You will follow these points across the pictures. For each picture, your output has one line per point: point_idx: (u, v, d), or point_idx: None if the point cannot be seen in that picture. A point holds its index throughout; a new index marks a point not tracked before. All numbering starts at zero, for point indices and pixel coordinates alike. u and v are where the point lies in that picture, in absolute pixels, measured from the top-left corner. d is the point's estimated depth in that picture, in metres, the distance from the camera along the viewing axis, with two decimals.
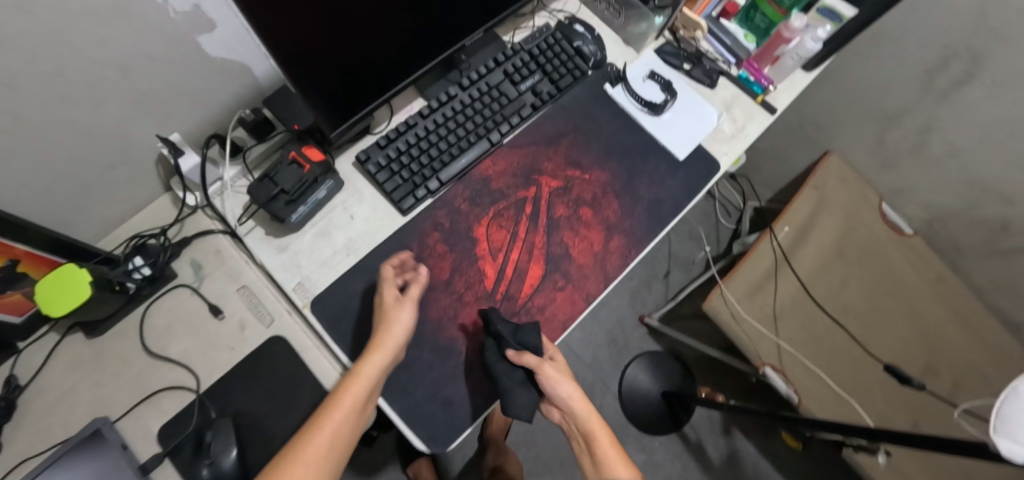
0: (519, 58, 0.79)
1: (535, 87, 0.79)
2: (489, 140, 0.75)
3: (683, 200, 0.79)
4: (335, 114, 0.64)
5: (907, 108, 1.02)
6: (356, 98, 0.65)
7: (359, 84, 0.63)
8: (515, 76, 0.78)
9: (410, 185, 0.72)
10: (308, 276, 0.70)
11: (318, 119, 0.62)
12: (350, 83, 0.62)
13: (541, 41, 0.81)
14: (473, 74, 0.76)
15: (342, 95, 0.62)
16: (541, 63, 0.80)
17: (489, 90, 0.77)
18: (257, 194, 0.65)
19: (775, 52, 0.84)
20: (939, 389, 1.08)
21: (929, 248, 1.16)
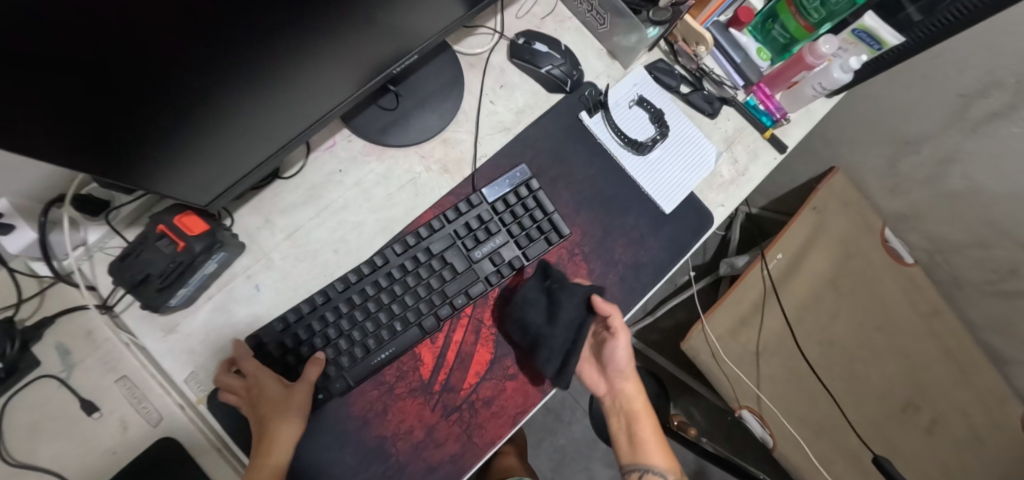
0: (478, 214, 0.61)
1: (494, 256, 0.61)
2: (420, 327, 0.59)
3: (665, 262, 0.66)
4: (197, 177, 0.49)
5: (931, 135, 0.88)
6: (225, 155, 0.49)
7: (225, 142, 0.48)
8: (469, 240, 0.60)
9: (310, 388, 0.56)
10: (203, 364, 0.57)
11: (180, 187, 0.48)
12: (210, 144, 0.46)
13: (511, 193, 0.62)
14: (412, 237, 0.59)
15: (201, 157, 0.47)
16: (505, 222, 0.61)
17: (429, 258, 0.59)
18: (118, 279, 0.51)
19: (793, 77, 0.68)
20: (918, 426, 1.01)
21: (927, 280, 1.06)
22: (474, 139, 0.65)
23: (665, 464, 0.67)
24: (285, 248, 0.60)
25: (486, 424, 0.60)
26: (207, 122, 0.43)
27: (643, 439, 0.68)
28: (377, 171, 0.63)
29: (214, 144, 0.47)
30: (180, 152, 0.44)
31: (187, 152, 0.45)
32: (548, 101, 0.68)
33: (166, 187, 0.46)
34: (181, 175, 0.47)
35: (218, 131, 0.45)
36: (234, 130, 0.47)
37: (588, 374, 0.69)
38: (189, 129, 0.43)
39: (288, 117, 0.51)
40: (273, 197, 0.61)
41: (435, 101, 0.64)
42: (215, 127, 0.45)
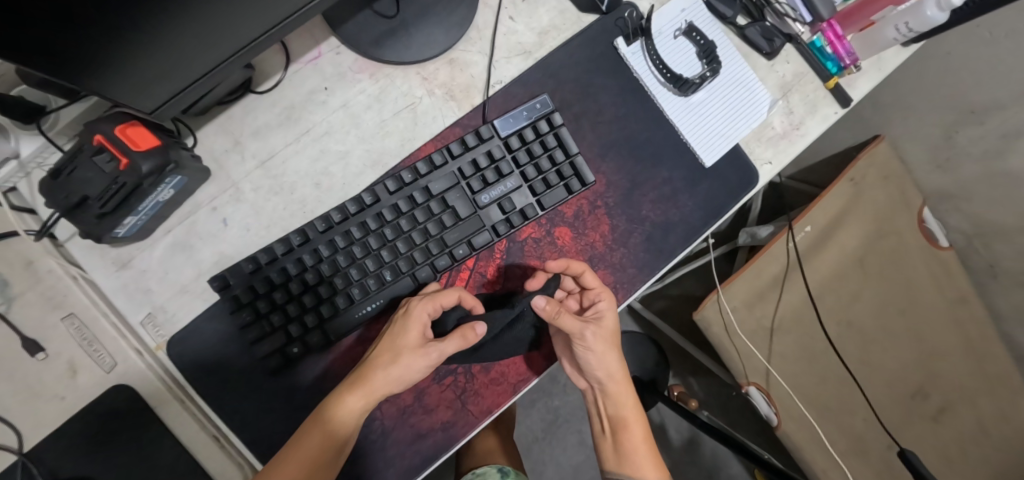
0: (487, 152, 0.51)
1: (504, 203, 0.51)
2: (412, 277, 0.50)
3: (697, 224, 0.57)
4: (143, 76, 0.39)
5: (1001, 104, 0.76)
6: (180, 49, 0.39)
7: (182, 40, 0.38)
8: (476, 181, 0.51)
9: (281, 335, 0.49)
10: (163, 305, 0.50)
11: (133, 90, 0.39)
12: (158, 38, 0.37)
13: (528, 127, 0.52)
14: (407, 173, 0.50)
15: (144, 49, 0.37)
16: (518, 162, 0.52)
17: (427, 200, 0.50)
18: (51, 201, 0.42)
19: (872, 16, 0.58)
20: (926, 414, 0.96)
21: (959, 265, 0.98)
22: (487, 61, 0.54)
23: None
24: (256, 178, 0.51)
25: (484, 391, 0.54)
26: (157, 12, 0.34)
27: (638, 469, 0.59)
28: (369, 92, 0.53)
29: (162, 33, 0.36)
30: (118, 45, 0.35)
31: (126, 46, 0.36)
32: (578, 23, 0.57)
33: (116, 88, 0.38)
34: (128, 78, 0.38)
35: (162, 16, 0.35)
36: (186, 18, 0.36)
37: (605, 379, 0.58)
38: (134, 18, 0.34)
39: (260, 7, 0.40)
40: (243, 115, 0.51)
41: (442, 12, 0.53)
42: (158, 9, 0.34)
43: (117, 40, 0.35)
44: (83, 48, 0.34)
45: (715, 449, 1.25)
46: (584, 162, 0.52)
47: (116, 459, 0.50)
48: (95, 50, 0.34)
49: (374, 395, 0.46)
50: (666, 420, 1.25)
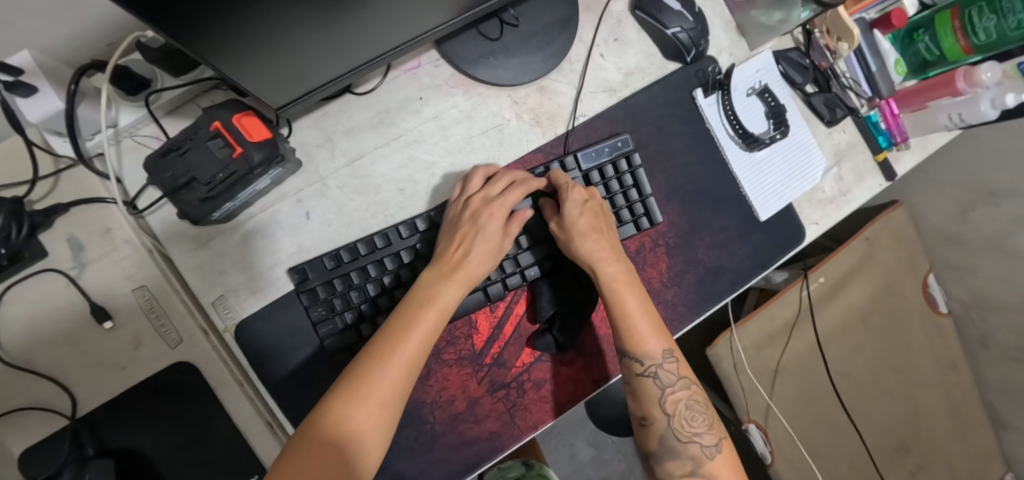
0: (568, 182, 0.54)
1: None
2: (484, 292, 0.52)
3: (746, 272, 0.61)
4: (277, 73, 0.40)
5: (1017, 191, 0.83)
6: (319, 53, 0.40)
7: (320, 45, 0.39)
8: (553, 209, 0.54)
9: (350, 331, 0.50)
10: (236, 289, 0.51)
11: (264, 86, 0.40)
12: (302, 42, 0.38)
13: (608, 163, 0.55)
14: None
15: (290, 48, 0.38)
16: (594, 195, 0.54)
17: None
18: (156, 178, 0.43)
19: (927, 101, 0.62)
20: (905, 468, 1.01)
21: (953, 332, 1.05)
22: (575, 94, 0.57)
23: (688, 371, 0.51)
24: (344, 176, 0.52)
25: (532, 407, 0.56)
26: (312, 16, 0.36)
27: (646, 333, 0.49)
28: (461, 108, 0.55)
29: (312, 35, 0.38)
30: (268, 45, 0.36)
31: (275, 46, 0.37)
32: (663, 69, 0.60)
33: (252, 81, 0.39)
34: (265, 74, 0.39)
35: (321, 19, 0.36)
36: (338, 23, 0.38)
37: (593, 260, 0.49)
38: (293, 22, 0.35)
39: (397, 22, 0.42)
40: (339, 114, 0.52)
41: (541, 42, 0.55)
42: (321, 12, 0.36)
43: (269, 41, 0.36)
44: (241, 46, 0.35)
45: None
46: (656, 204, 0.55)
47: (167, 434, 0.50)
48: (251, 44, 0.35)
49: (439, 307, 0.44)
50: None
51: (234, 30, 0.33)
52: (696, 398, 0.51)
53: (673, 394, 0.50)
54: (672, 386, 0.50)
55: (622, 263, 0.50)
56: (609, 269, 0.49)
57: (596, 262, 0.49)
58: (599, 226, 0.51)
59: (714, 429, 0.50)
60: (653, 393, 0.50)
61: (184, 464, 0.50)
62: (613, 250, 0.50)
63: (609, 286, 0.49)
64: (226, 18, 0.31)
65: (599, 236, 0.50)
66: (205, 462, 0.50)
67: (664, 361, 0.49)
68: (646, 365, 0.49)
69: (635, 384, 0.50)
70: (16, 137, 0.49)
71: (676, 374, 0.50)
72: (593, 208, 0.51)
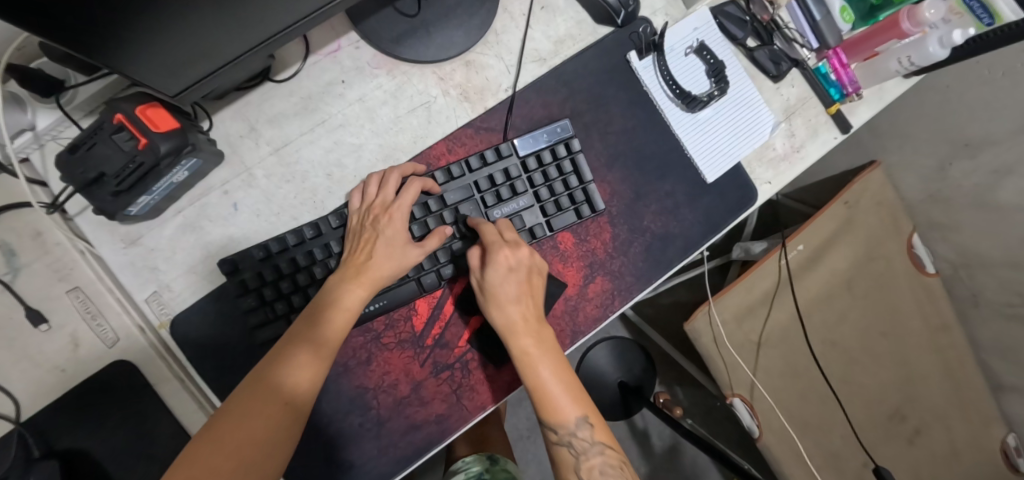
0: (504, 169, 0.53)
1: (514, 221, 0.53)
2: (418, 282, 0.52)
3: (696, 238, 0.59)
4: (171, 61, 0.39)
5: (994, 140, 0.79)
6: (211, 35, 0.39)
7: (213, 29, 0.39)
8: (490, 196, 0.52)
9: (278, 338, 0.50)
10: (168, 285, 0.51)
11: (163, 76, 0.40)
12: (192, 27, 0.37)
13: (546, 150, 0.54)
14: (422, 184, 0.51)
15: (180, 34, 0.37)
16: (533, 180, 0.53)
17: (439, 209, 0.51)
18: (66, 176, 0.42)
19: (876, 47, 0.59)
20: (899, 434, 0.99)
21: (944, 292, 1.01)
22: (502, 66, 0.56)
23: (603, 433, 0.49)
24: (270, 165, 0.52)
25: (479, 387, 0.55)
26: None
27: (559, 402, 0.48)
28: (385, 88, 0.54)
29: (198, 18, 0.37)
30: (154, 33, 0.36)
31: (162, 34, 0.36)
32: (593, 34, 0.58)
33: (146, 72, 0.38)
34: (158, 63, 0.38)
35: (205, 2, 0.36)
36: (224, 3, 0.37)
37: (506, 329, 0.48)
38: (172, 9, 0.35)
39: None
40: (260, 102, 0.52)
41: (463, 15, 0.54)
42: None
43: (152, 29, 0.35)
44: (123, 35, 0.34)
45: (694, 455, 1.28)
46: (597, 190, 0.54)
47: (111, 434, 0.50)
48: (130, 35, 0.35)
49: (347, 317, 0.46)
50: (650, 426, 1.27)
51: (105, 16, 0.32)
52: (610, 462, 0.49)
53: (588, 461, 0.48)
54: (586, 452, 0.48)
55: (540, 335, 0.49)
56: (520, 341, 0.48)
57: (506, 335, 0.48)
58: (524, 293, 0.49)
59: None
60: (567, 461, 0.48)
61: (127, 463, 0.50)
62: (535, 321, 0.49)
63: (518, 352, 0.48)
64: (90, 7, 0.31)
65: (517, 307, 0.48)
66: (151, 459, 0.50)
67: (578, 431, 0.48)
68: (561, 435, 0.48)
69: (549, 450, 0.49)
70: None
71: (591, 440, 0.49)
72: (518, 271, 0.49)
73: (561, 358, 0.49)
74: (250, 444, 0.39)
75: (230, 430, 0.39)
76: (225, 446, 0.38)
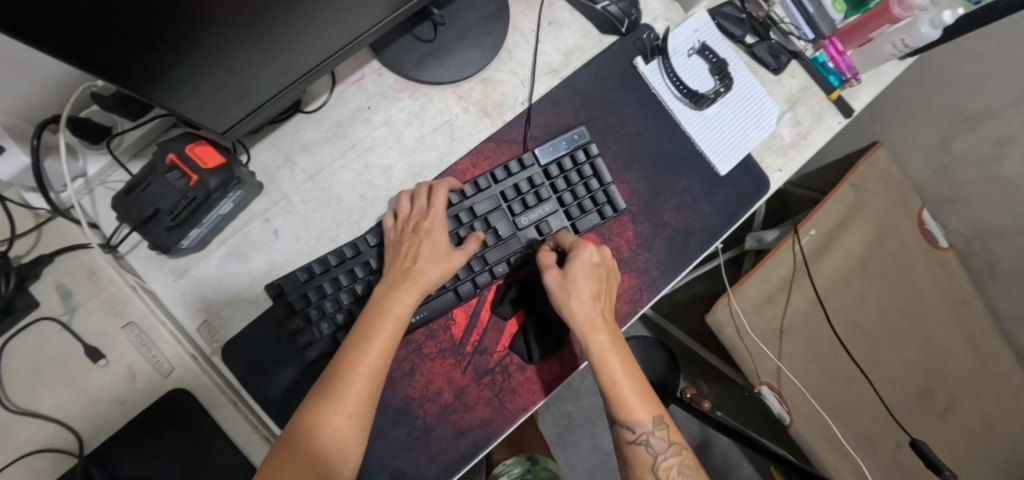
0: (529, 176, 0.55)
1: (542, 226, 0.55)
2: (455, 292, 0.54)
3: (716, 228, 0.61)
4: (220, 100, 0.42)
5: (992, 113, 0.81)
6: (254, 72, 0.42)
7: (256, 67, 0.42)
8: (517, 204, 0.55)
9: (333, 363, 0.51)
10: (217, 312, 0.53)
11: (213, 116, 0.43)
12: (239, 66, 0.40)
13: (567, 156, 0.57)
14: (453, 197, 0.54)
15: (229, 74, 0.40)
16: (557, 187, 0.56)
17: (471, 219, 0.54)
18: (123, 216, 0.45)
19: (870, 33, 0.62)
20: (929, 408, 1.00)
21: (958, 265, 1.03)
22: (517, 81, 0.59)
23: (674, 430, 0.52)
24: (306, 191, 0.55)
25: (520, 389, 0.56)
26: (240, 39, 0.38)
27: (634, 400, 0.50)
28: (409, 110, 0.57)
29: (245, 57, 0.40)
30: (206, 76, 0.39)
31: (213, 76, 0.39)
32: (600, 43, 0.61)
33: (200, 113, 0.41)
34: (209, 104, 0.41)
35: (248, 42, 0.38)
36: (265, 41, 0.40)
37: (590, 325, 0.50)
38: (223, 51, 0.37)
39: (325, 32, 0.44)
40: (294, 133, 0.55)
41: (477, 36, 0.57)
42: (245, 36, 0.38)
43: (206, 72, 0.38)
44: (182, 80, 0.37)
45: (726, 449, 1.28)
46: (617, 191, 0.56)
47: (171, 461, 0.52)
48: (187, 79, 0.38)
49: (397, 326, 0.46)
50: (679, 424, 1.28)
51: (166, 64, 0.35)
52: (686, 463, 0.52)
53: (666, 461, 0.51)
54: (664, 452, 0.51)
55: (615, 334, 0.51)
56: (600, 339, 0.50)
57: (587, 330, 0.50)
58: (601, 295, 0.52)
59: None
60: (646, 460, 0.51)
61: None
62: (609, 322, 0.52)
63: (596, 351, 0.50)
64: (155, 55, 0.34)
65: (596, 304, 0.51)
66: None
67: (655, 428, 0.51)
68: (638, 433, 0.50)
69: (626, 451, 0.51)
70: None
71: (666, 440, 0.51)
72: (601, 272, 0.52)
73: (631, 358, 0.52)
74: (309, 459, 0.41)
75: (312, 434, 0.41)
76: (291, 460, 0.40)
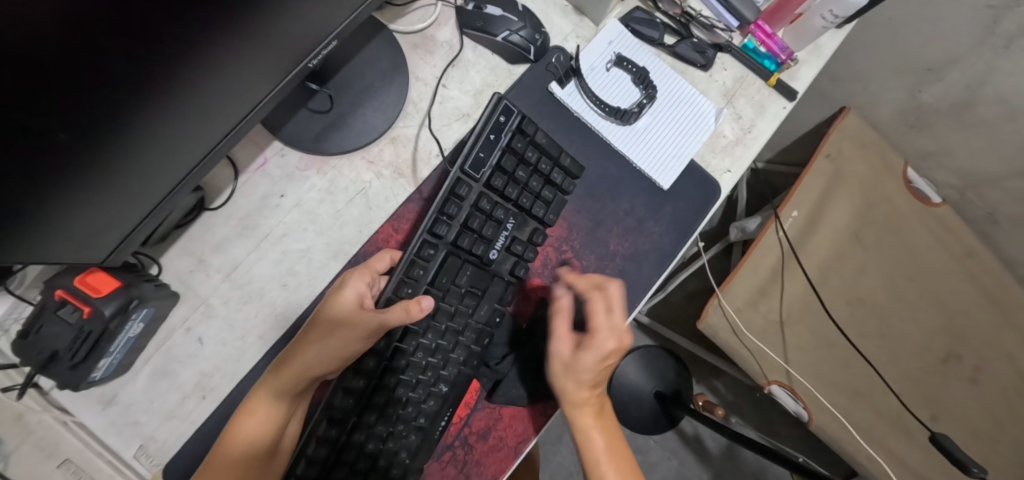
0: (505, 207, 0.51)
1: (513, 246, 0.51)
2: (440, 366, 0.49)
3: (669, 247, 0.57)
4: (100, 230, 0.38)
5: (955, 58, 0.76)
6: (103, 201, 0.37)
7: (131, 187, 0.38)
8: (476, 245, 0.49)
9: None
10: (152, 435, 0.50)
11: (97, 249, 0.39)
12: (110, 192, 0.37)
13: (503, 157, 0.49)
14: (440, 231, 0.47)
15: (98, 204, 0.36)
16: (511, 198, 0.50)
17: (443, 294, 0.49)
18: (24, 359, 0.43)
19: (796, 9, 0.58)
20: (958, 377, 0.93)
21: (959, 218, 0.96)
22: (428, 134, 0.56)
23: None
24: (224, 291, 0.52)
25: (485, 459, 0.52)
26: (96, 166, 0.34)
27: None
28: (320, 186, 0.54)
29: (111, 183, 0.36)
30: (73, 214, 0.35)
31: (82, 211, 0.36)
32: (510, 76, 0.58)
33: (81, 253, 0.38)
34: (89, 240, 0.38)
35: (109, 165, 0.35)
36: (126, 157, 0.36)
37: (575, 404, 0.48)
38: (81, 183, 0.34)
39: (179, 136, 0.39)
40: (202, 234, 0.52)
41: (376, 96, 0.54)
42: (102, 162, 0.34)
43: (70, 209, 0.35)
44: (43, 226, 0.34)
45: None
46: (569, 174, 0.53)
47: None
48: (47, 224, 0.34)
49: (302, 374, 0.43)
50: (701, 430, 1.22)
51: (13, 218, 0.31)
52: None
53: None
54: None
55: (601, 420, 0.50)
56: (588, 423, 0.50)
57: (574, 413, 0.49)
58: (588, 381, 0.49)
59: None
60: None
61: None
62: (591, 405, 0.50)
63: (579, 426, 0.49)
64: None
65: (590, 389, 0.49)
66: None
67: None
68: None
69: None
70: None
71: None
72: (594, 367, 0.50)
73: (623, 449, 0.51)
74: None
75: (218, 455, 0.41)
76: None
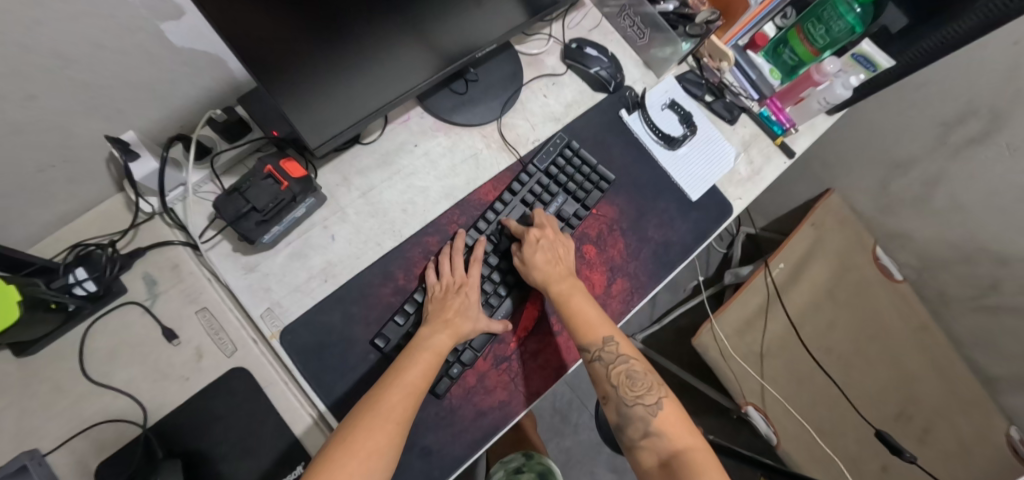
0: (560, 181, 0.71)
1: (562, 212, 0.70)
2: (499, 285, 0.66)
3: (691, 243, 0.74)
4: (333, 118, 0.56)
5: (917, 158, 0.99)
6: (317, 96, 0.52)
7: (359, 93, 0.57)
8: (535, 202, 0.69)
9: (444, 363, 0.62)
10: (278, 302, 0.63)
11: (330, 134, 0.56)
12: (349, 92, 0.55)
13: (558, 157, 0.71)
14: (510, 189, 0.69)
15: (342, 95, 0.55)
16: (563, 179, 0.71)
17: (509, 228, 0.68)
18: (223, 211, 0.57)
19: (800, 93, 0.78)
20: (909, 430, 1.07)
21: (916, 296, 1.16)
22: (529, 125, 0.75)
23: (627, 348, 0.62)
24: (358, 205, 0.67)
25: (532, 375, 0.66)
26: (353, 67, 0.53)
27: (593, 322, 0.62)
28: (444, 144, 0.71)
29: (353, 85, 0.55)
30: (329, 96, 0.53)
31: (332, 97, 0.54)
32: (593, 99, 0.78)
33: (320, 129, 0.55)
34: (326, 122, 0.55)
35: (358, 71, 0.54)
36: (367, 69, 0.55)
37: (543, 277, 0.63)
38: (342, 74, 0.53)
39: (349, 70, 0.53)
40: (351, 159, 0.68)
41: (498, 90, 0.74)
42: (356, 66, 0.53)
43: (329, 91, 0.53)
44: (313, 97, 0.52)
45: None
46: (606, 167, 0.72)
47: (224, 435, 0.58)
48: (314, 96, 0.52)
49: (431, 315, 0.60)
50: None
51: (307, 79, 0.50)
52: (637, 368, 0.61)
53: (616, 368, 0.61)
54: (615, 361, 0.61)
55: (569, 281, 0.64)
56: (555, 285, 0.63)
57: (543, 282, 0.63)
58: (551, 257, 0.64)
59: (654, 390, 0.60)
60: (601, 373, 0.61)
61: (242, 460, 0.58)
62: (563, 274, 0.64)
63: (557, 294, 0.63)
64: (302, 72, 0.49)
65: (546, 262, 0.63)
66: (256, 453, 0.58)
67: (607, 345, 0.61)
68: (592, 350, 0.61)
69: (589, 369, 0.62)
70: (117, 193, 0.65)
71: (618, 353, 0.61)
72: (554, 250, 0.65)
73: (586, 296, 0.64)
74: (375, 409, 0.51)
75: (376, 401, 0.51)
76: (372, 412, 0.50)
